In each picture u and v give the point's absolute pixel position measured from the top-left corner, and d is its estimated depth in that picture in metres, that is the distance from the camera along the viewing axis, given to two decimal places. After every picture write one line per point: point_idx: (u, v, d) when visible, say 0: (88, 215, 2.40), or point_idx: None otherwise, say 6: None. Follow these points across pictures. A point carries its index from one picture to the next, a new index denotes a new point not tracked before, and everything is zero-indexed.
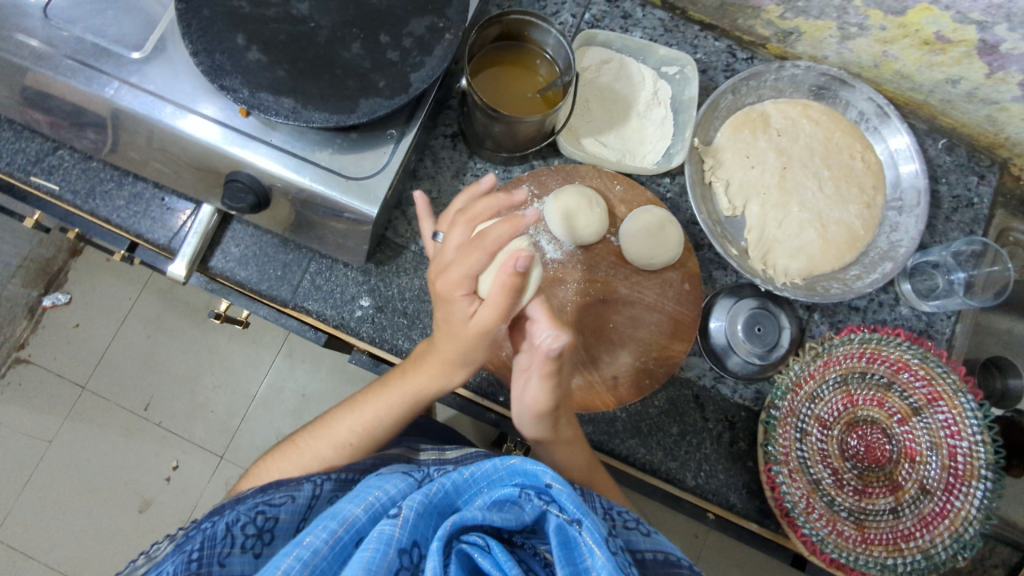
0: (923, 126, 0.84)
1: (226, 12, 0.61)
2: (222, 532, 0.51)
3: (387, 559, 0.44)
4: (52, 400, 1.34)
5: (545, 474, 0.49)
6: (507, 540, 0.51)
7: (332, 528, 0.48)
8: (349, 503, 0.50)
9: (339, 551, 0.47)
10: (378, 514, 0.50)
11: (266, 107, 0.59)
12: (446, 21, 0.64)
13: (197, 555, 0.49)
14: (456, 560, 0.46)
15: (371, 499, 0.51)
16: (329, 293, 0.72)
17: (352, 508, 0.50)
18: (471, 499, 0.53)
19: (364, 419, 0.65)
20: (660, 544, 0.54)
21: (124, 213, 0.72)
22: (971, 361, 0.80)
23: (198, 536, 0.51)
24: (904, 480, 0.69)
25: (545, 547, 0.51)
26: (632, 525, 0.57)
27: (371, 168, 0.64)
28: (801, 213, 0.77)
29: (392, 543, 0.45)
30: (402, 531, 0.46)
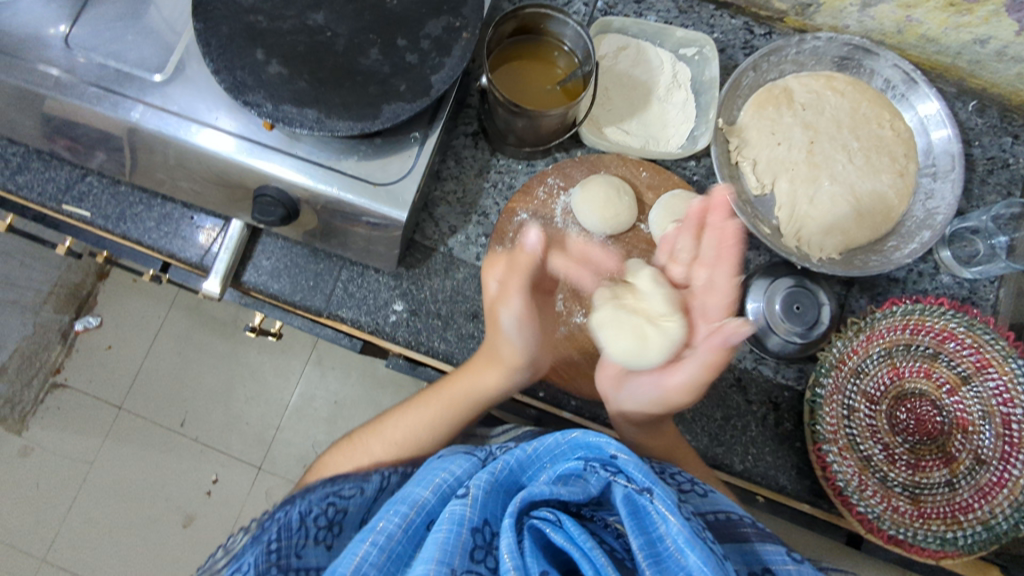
0: (952, 90, 0.82)
1: (244, 28, 0.62)
2: (295, 519, 0.54)
3: (461, 538, 0.47)
4: (90, 422, 1.36)
5: (609, 446, 0.51)
6: (575, 513, 0.52)
7: (403, 511, 0.50)
8: (418, 487, 0.53)
9: (414, 533, 0.50)
10: (448, 494, 0.52)
11: (290, 119, 0.59)
12: (463, 20, 0.64)
13: (276, 546, 0.51)
14: (529, 535, 0.47)
15: (438, 480, 0.53)
16: (362, 299, 0.72)
17: (421, 491, 0.52)
18: (535, 475, 0.54)
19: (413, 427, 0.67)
20: (721, 504, 0.53)
21: (155, 234, 0.72)
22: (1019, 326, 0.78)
23: (274, 526, 0.53)
24: (957, 451, 0.68)
25: (614, 518, 0.51)
26: (690, 488, 0.55)
27: (397, 172, 0.64)
28: (833, 186, 0.75)
29: (463, 522, 0.48)
30: (473, 510, 0.49)
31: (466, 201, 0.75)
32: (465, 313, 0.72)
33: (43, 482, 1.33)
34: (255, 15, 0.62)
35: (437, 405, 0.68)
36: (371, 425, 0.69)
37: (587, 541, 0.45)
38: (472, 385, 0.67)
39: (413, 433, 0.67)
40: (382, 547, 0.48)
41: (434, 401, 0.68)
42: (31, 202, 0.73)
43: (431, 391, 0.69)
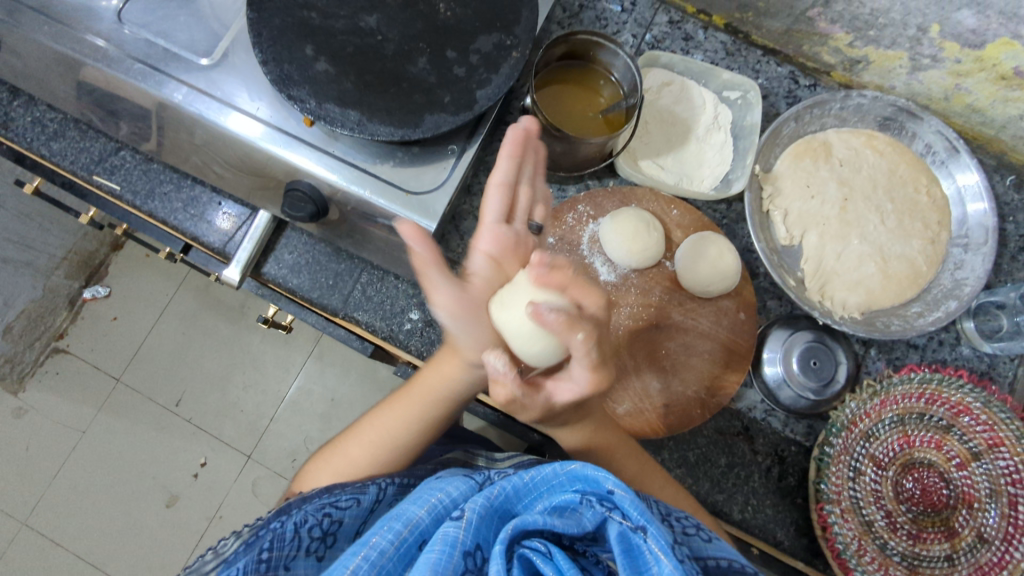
0: (991, 162, 0.82)
1: (298, 22, 0.62)
2: (290, 528, 0.53)
3: (453, 560, 0.46)
4: (87, 390, 1.36)
5: (607, 480, 0.50)
6: (569, 547, 0.51)
7: (397, 528, 0.50)
8: (413, 505, 0.52)
9: (405, 552, 0.49)
10: (442, 516, 0.52)
11: (332, 118, 0.59)
12: (514, 39, 0.64)
13: (266, 556, 0.51)
14: (519, 564, 0.47)
15: (434, 501, 0.52)
16: (379, 304, 0.71)
17: (416, 509, 0.52)
18: (532, 503, 0.54)
19: (381, 424, 0.66)
20: (724, 550, 0.52)
21: (182, 215, 0.71)
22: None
23: (267, 535, 0.52)
24: (961, 527, 0.67)
25: (607, 556, 0.51)
26: (693, 531, 0.54)
27: (431, 183, 0.64)
28: (861, 246, 0.75)
29: (456, 545, 0.47)
30: (466, 534, 0.48)
31: None
32: None
33: (33, 445, 1.32)
34: (309, 12, 0.63)
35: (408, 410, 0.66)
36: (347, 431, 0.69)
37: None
38: (436, 378, 0.65)
39: (380, 434, 0.65)
40: (374, 563, 0.48)
41: (407, 404, 0.66)
42: (62, 170, 0.73)
43: (403, 395, 0.67)
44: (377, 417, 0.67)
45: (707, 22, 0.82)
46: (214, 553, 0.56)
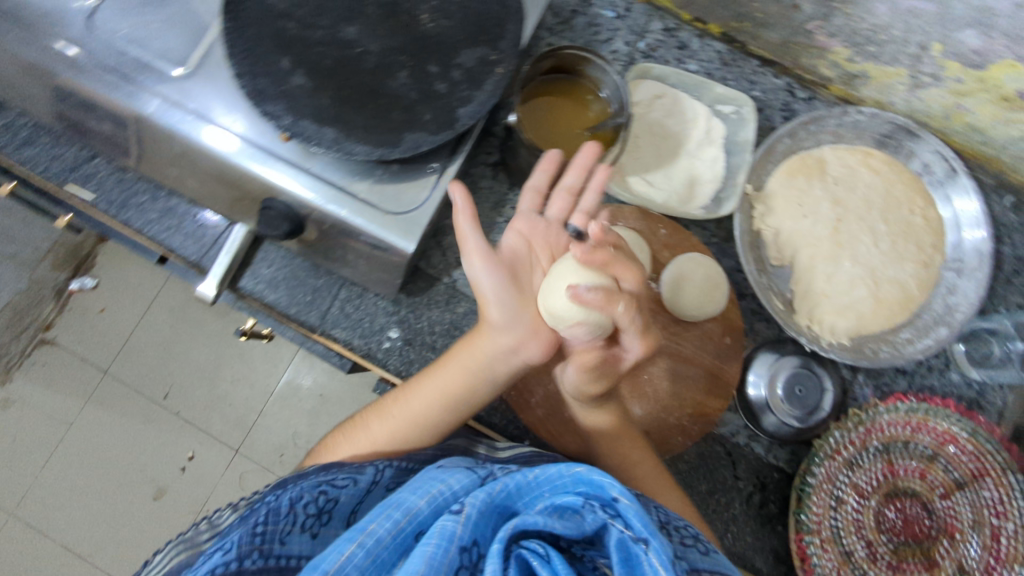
0: (990, 181, 0.80)
1: (273, 32, 0.60)
2: (283, 503, 0.53)
3: (449, 555, 0.46)
4: (75, 382, 1.35)
5: (613, 487, 0.49)
6: (565, 548, 0.50)
7: (395, 518, 0.50)
8: (413, 494, 0.52)
9: (401, 541, 0.49)
10: (441, 507, 0.52)
11: (308, 136, 0.57)
12: (499, 53, 0.62)
13: (262, 529, 0.50)
14: (515, 565, 0.46)
15: (434, 492, 0.52)
16: (358, 322, 0.69)
17: (416, 499, 0.52)
18: (533, 502, 0.53)
19: (418, 404, 0.63)
20: (720, 565, 0.52)
21: (157, 226, 0.70)
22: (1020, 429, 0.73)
23: (262, 508, 0.52)
24: (940, 558, 0.68)
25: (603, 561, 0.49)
26: (691, 543, 0.53)
27: (411, 202, 0.62)
28: (853, 269, 0.74)
29: (453, 540, 0.47)
30: (464, 529, 0.48)
31: None
32: None
33: (20, 437, 1.31)
34: (286, 21, 0.60)
35: (438, 389, 0.63)
36: (378, 403, 0.66)
37: None
38: (478, 351, 0.62)
39: (419, 413, 0.63)
40: (368, 552, 0.47)
41: (439, 380, 0.63)
42: (35, 177, 0.71)
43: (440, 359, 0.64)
44: (413, 397, 0.63)
45: (703, 30, 0.79)
46: (211, 526, 0.57)
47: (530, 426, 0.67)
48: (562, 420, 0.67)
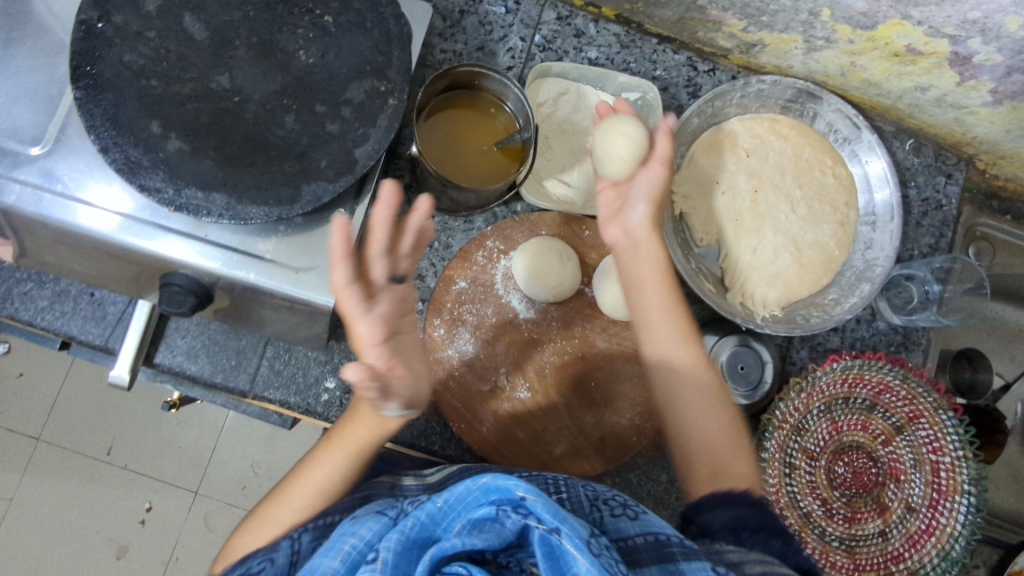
0: (891, 128, 0.82)
1: (135, 95, 0.54)
2: None
3: None
4: (5, 455, 1.26)
5: (518, 486, 0.43)
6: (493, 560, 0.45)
7: None
8: (325, 558, 0.45)
9: None
10: (358, 563, 0.44)
11: (196, 207, 0.53)
12: (388, 83, 0.58)
13: None
14: None
15: (346, 549, 0.45)
16: (291, 378, 0.66)
17: (329, 563, 0.44)
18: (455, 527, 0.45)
19: (318, 481, 0.57)
20: (650, 527, 0.51)
21: (50, 314, 0.64)
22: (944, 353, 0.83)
23: None
24: (890, 501, 0.72)
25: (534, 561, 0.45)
26: (620, 512, 0.54)
27: (322, 255, 0.58)
28: (775, 237, 0.74)
29: None
30: None
31: None
32: None
33: None
34: (149, 78, 0.55)
35: (342, 449, 0.57)
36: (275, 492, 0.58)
37: None
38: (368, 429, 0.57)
39: (321, 488, 0.56)
40: None
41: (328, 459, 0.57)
42: None
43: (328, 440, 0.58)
44: (305, 477, 0.57)
45: (597, 14, 0.77)
46: None
47: (485, 456, 0.65)
48: (516, 443, 0.65)
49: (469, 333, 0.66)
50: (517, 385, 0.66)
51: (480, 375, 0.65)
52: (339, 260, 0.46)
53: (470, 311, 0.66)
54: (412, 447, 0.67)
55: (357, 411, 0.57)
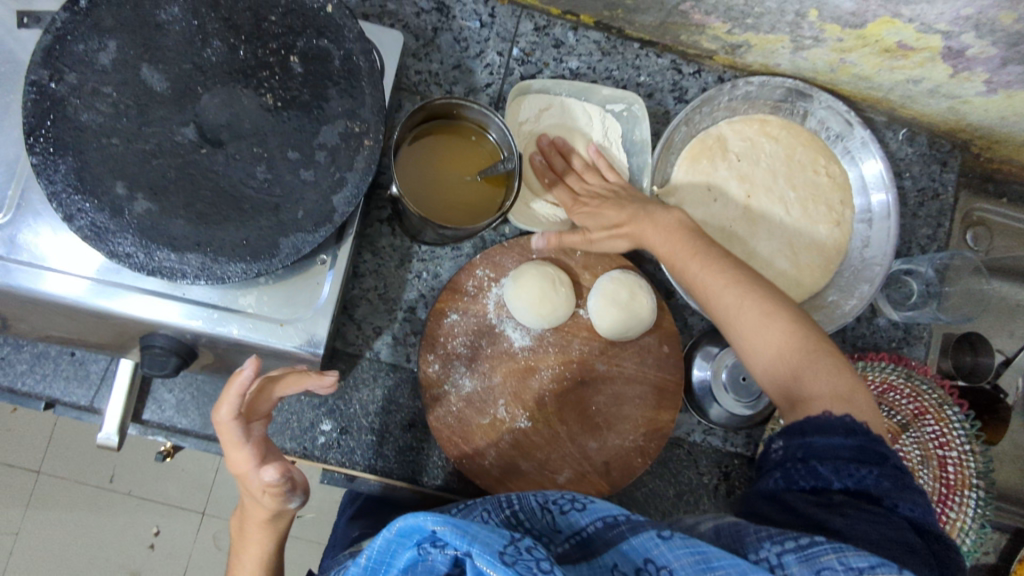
0: (883, 119, 0.80)
1: (99, 155, 0.52)
2: None
3: None
4: (8, 491, 1.24)
5: (426, 521, 0.42)
6: None
7: None
8: None
9: None
10: None
11: (170, 269, 0.51)
12: (362, 123, 0.56)
13: None
14: None
15: None
16: (285, 423, 0.65)
17: None
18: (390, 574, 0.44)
19: None
20: (598, 513, 0.48)
21: (31, 378, 0.62)
22: (948, 337, 0.83)
23: None
24: None
25: None
26: (569, 508, 0.50)
27: (307, 304, 0.56)
28: (770, 243, 0.73)
29: None
30: None
31: (389, 297, 0.68)
32: (401, 423, 0.66)
33: None
34: (111, 137, 0.52)
35: (250, 565, 0.54)
36: None
37: None
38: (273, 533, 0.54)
39: None
40: None
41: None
42: None
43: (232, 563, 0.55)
44: None
45: (575, 22, 0.74)
46: None
47: (489, 491, 0.63)
48: (521, 474, 0.64)
49: (464, 367, 0.64)
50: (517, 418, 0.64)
51: (478, 408, 0.64)
52: (228, 396, 0.48)
53: (464, 344, 0.65)
54: (416, 482, 0.66)
55: (243, 533, 0.54)
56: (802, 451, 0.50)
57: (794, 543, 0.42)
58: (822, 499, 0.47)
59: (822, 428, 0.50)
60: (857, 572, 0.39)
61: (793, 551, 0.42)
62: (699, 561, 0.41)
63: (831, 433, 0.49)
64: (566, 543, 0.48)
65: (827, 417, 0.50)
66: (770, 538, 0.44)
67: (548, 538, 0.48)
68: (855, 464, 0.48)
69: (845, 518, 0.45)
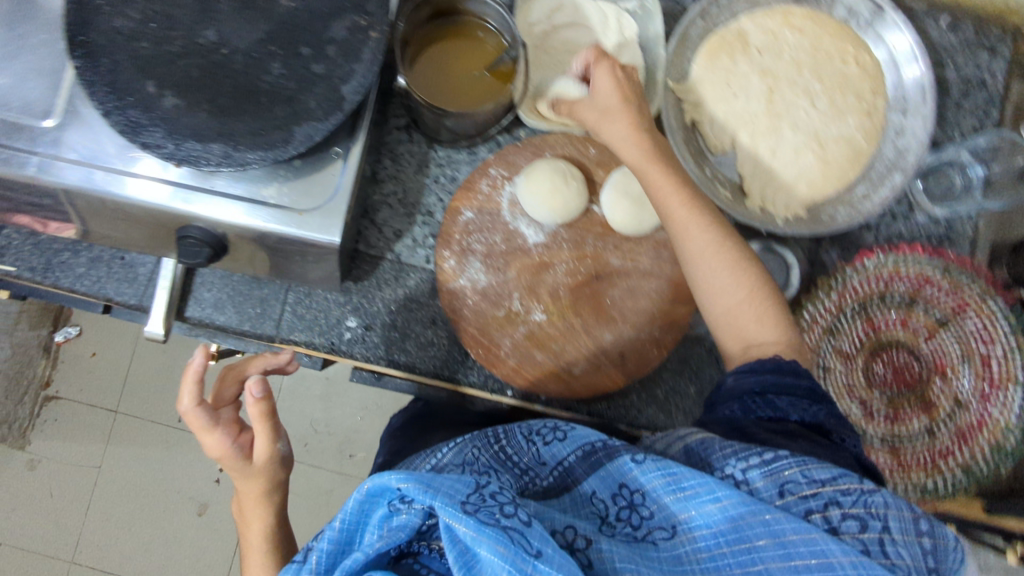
0: (923, 6, 0.76)
1: (130, 57, 0.56)
2: None
3: None
4: (90, 428, 1.35)
5: (392, 479, 0.42)
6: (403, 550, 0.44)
7: None
8: None
9: None
10: None
11: (196, 157, 0.55)
12: (369, 17, 0.58)
13: None
14: None
15: None
16: (314, 320, 0.69)
17: None
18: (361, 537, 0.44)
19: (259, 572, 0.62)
20: (579, 440, 0.52)
21: (87, 280, 0.69)
22: None
23: None
24: (937, 398, 0.69)
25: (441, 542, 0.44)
26: (551, 437, 0.53)
27: (323, 194, 0.59)
28: (795, 136, 0.71)
29: None
30: None
31: (408, 200, 0.71)
32: (421, 320, 0.69)
33: (56, 491, 1.34)
34: (140, 39, 0.56)
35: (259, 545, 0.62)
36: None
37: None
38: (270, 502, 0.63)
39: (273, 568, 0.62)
40: None
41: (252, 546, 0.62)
42: None
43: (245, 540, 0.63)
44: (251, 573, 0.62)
45: None
46: None
47: (505, 379, 0.66)
48: (535, 365, 0.66)
49: (479, 263, 0.66)
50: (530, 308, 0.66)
51: (493, 302, 0.66)
52: (186, 385, 0.57)
53: (478, 241, 0.67)
54: (438, 375, 0.69)
55: (245, 515, 0.63)
56: (759, 386, 0.52)
57: (758, 460, 0.45)
58: (780, 427, 0.49)
59: (777, 369, 0.52)
60: (819, 484, 0.43)
61: (757, 466, 0.45)
62: (670, 480, 0.44)
63: (783, 374, 0.52)
64: (551, 475, 0.51)
65: (776, 360, 0.53)
66: (735, 454, 0.46)
67: (534, 469, 0.52)
68: (809, 399, 0.51)
69: (800, 445, 0.48)
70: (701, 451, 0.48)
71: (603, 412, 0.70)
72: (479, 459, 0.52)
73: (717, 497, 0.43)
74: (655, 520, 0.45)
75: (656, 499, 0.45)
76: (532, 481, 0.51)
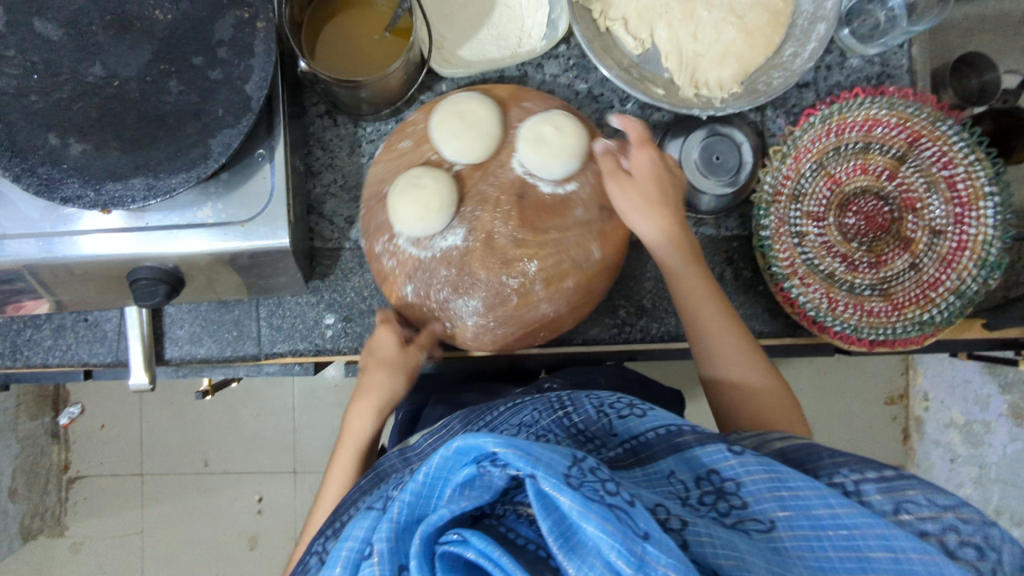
0: None
1: (23, 115, 0.53)
2: None
3: None
4: (121, 497, 1.35)
5: (487, 442, 0.36)
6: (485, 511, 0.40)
7: None
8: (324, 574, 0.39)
9: None
10: None
11: (120, 197, 0.54)
12: (250, 8, 0.56)
13: None
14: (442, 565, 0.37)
15: None
16: (292, 328, 0.69)
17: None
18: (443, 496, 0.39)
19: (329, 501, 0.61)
20: (662, 420, 0.46)
21: (58, 350, 0.68)
22: (943, 69, 0.82)
23: None
24: (913, 232, 0.68)
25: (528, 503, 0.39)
26: (629, 412, 0.49)
27: (260, 199, 0.58)
28: (712, 13, 0.69)
29: None
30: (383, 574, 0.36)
31: (350, 183, 0.69)
32: None
33: (108, 565, 1.35)
34: (27, 93, 0.53)
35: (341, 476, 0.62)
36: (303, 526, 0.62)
37: (498, 551, 0.35)
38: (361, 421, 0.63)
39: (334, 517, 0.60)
40: None
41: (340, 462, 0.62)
42: None
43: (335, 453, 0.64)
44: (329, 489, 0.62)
45: None
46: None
47: None
48: None
49: None
50: (510, 273, 0.58)
51: None
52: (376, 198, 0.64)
53: None
54: None
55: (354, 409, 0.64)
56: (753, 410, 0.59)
57: (875, 473, 0.42)
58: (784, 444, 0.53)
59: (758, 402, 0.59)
60: (941, 507, 0.39)
61: (874, 479, 0.41)
62: (774, 479, 0.40)
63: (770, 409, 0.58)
64: (620, 447, 0.46)
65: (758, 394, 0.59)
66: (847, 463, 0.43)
67: (603, 439, 0.47)
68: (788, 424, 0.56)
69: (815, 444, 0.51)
70: (801, 460, 0.45)
71: (597, 336, 0.71)
72: (538, 425, 0.48)
73: (829, 503, 0.38)
74: (749, 510, 0.39)
75: (752, 490, 0.40)
76: (598, 451, 0.46)
